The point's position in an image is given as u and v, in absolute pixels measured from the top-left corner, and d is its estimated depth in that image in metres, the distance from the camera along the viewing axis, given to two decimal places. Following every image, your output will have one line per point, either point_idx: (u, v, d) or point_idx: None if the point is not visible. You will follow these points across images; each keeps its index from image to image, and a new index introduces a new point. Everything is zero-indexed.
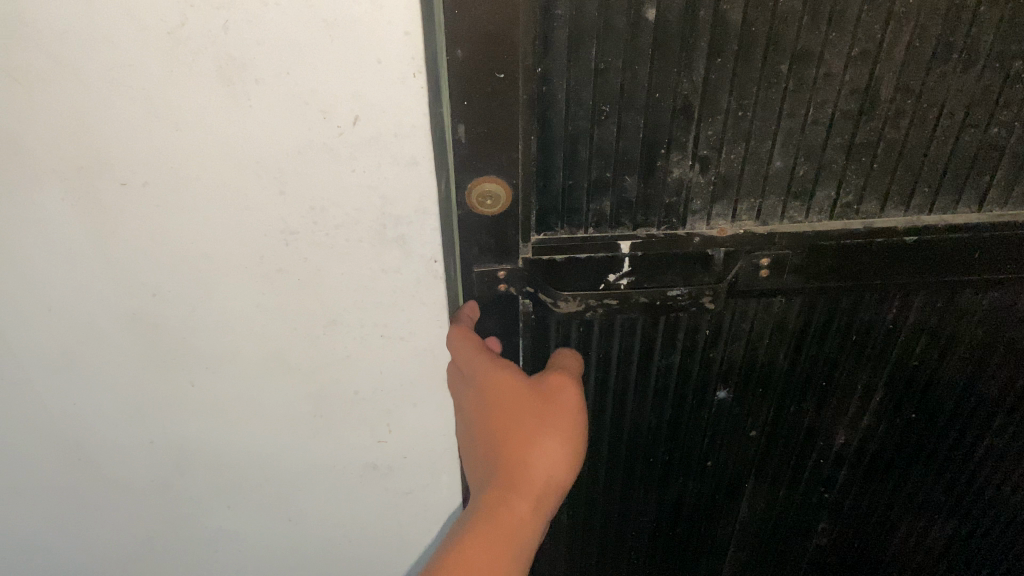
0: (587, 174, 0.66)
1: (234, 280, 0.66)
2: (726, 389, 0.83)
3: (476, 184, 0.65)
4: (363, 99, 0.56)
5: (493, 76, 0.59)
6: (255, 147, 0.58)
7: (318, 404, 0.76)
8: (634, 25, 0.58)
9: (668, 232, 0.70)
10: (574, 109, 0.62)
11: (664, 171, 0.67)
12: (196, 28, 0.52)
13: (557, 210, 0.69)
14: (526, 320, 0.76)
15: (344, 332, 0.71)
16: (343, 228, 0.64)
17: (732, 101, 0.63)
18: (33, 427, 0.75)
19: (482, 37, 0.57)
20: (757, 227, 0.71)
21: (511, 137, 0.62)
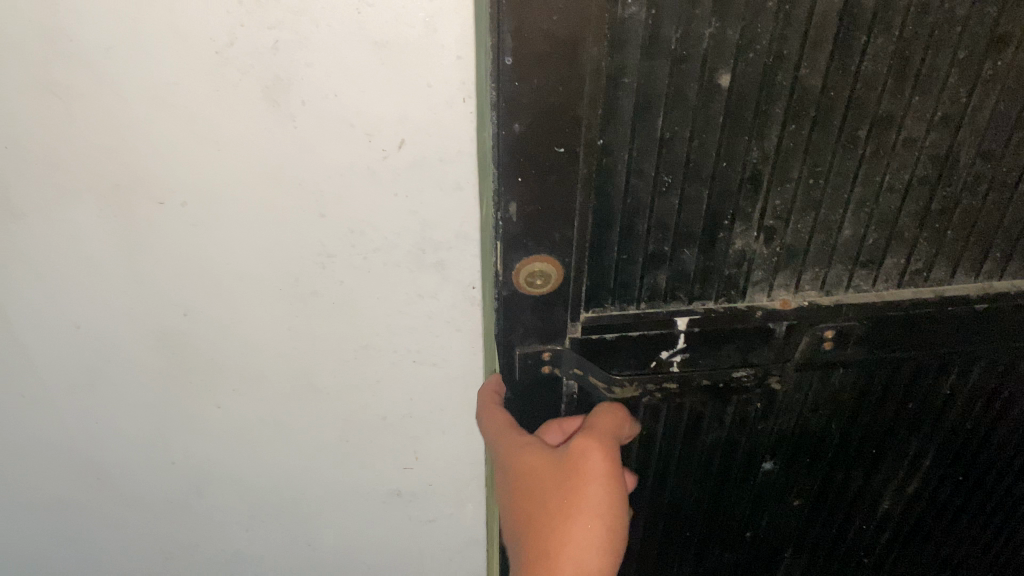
0: (643, 249, 0.58)
1: (265, 301, 0.65)
2: (772, 461, 0.78)
3: (523, 265, 0.57)
4: (409, 122, 0.56)
5: (551, 150, 0.51)
6: (297, 170, 0.58)
7: (345, 428, 0.75)
8: (707, 93, 0.51)
9: (727, 306, 0.63)
10: (635, 182, 0.55)
11: (726, 242, 0.59)
12: (243, 47, 0.52)
13: (609, 286, 0.61)
14: (568, 403, 0.67)
15: (375, 356, 0.70)
16: (380, 252, 0.63)
17: (804, 169, 0.56)
18: (54, 442, 0.74)
19: (541, 111, 0.50)
20: (823, 299, 0.64)
21: (568, 215, 0.55)
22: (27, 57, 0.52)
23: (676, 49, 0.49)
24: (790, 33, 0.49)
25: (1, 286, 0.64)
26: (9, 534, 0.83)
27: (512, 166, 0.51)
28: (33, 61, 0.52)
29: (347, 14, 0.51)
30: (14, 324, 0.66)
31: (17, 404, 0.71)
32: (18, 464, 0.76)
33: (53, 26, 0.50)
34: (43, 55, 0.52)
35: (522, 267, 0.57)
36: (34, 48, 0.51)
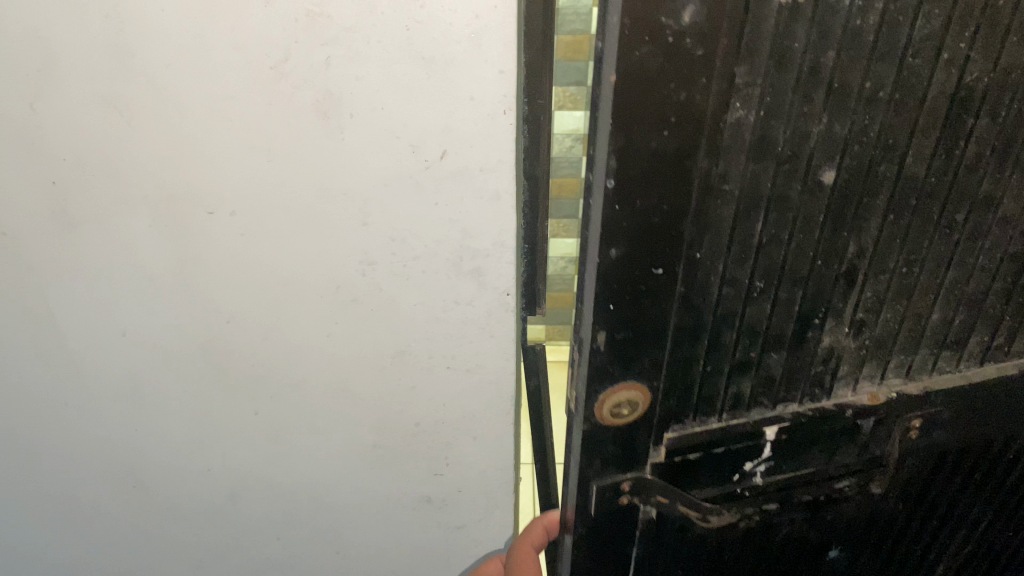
0: (731, 357, 0.51)
1: (307, 304, 0.66)
2: (837, 552, 0.69)
3: (608, 396, 0.49)
4: (453, 134, 0.57)
5: (648, 272, 0.44)
6: (343, 178, 0.60)
7: (380, 434, 0.76)
8: (810, 191, 0.44)
9: (814, 406, 0.56)
10: (727, 289, 0.47)
11: (814, 339, 0.53)
12: (297, 59, 0.54)
13: (690, 401, 0.53)
14: (642, 531, 0.59)
15: (412, 361, 0.71)
16: (420, 260, 0.64)
17: (899, 261, 0.50)
18: (92, 450, 0.75)
19: (641, 234, 0.43)
20: (910, 386, 0.58)
21: (658, 338, 0.48)
22: (90, 71, 0.54)
23: (782, 150, 0.42)
24: (898, 121, 0.43)
25: (48, 296, 0.64)
26: (42, 540, 0.83)
27: (606, 295, 0.44)
28: (94, 75, 0.54)
29: (396, 30, 0.53)
30: (60, 331, 0.66)
31: (59, 411, 0.72)
32: (56, 469, 0.77)
33: (117, 41, 0.53)
34: (105, 68, 0.54)
35: (607, 398, 0.50)
36: (97, 62, 0.54)
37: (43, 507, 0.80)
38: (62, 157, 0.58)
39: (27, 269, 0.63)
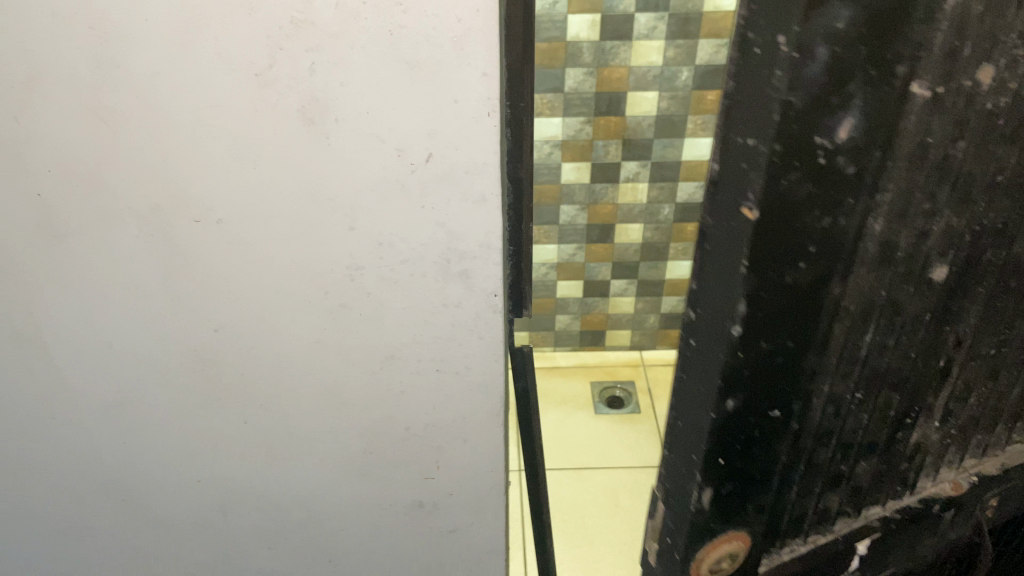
0: (824, 477, 0.52)
1: (296, 312, 0.68)
2: None
3: (705, 552, 0.50)
4: (438, 137, 0.59)
5: (760, 414, 0.44)
6: (329, 184, 0.61)
7: (370, 440, 0.78)
8: (921, 290, 0.44)
9: (901, 509, 0.57)
10: (831, 409, 0.47)
11: (906, 439, 0.53)
12: (283, 68, 0.55)
13: (783, 527, 0.53)
14: None
15: (401, 365, 0.72)
16: (408, 263, 0.66)
17: (998, 339, 0.51)
18: (84, 461, 0.78)
19: (759, 374, 0.42)
20: (987, 467, 0.59)
21: (759, 471, 0.48)
22: (78, 82, 0.56)
23: (905, 258, 0.42)
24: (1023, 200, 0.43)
25: (41, 309, 0.68)
26: (35, 552, 0.87)
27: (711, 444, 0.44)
28: (82, 85, 0.56)
29: (380, 37, 0.54)
30: (53, 344, 0.70)
31: (51, 423, 0.76)
32: (48, 482, 0.80)
33: (106, 54, 0.54)
34: (93, 79, 0.56)
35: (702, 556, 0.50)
36: (82, 74, 0.55)
37: (35, 519, 0.83)
38: (48, 169, 0.60)
39: (19, 284, 0.66)
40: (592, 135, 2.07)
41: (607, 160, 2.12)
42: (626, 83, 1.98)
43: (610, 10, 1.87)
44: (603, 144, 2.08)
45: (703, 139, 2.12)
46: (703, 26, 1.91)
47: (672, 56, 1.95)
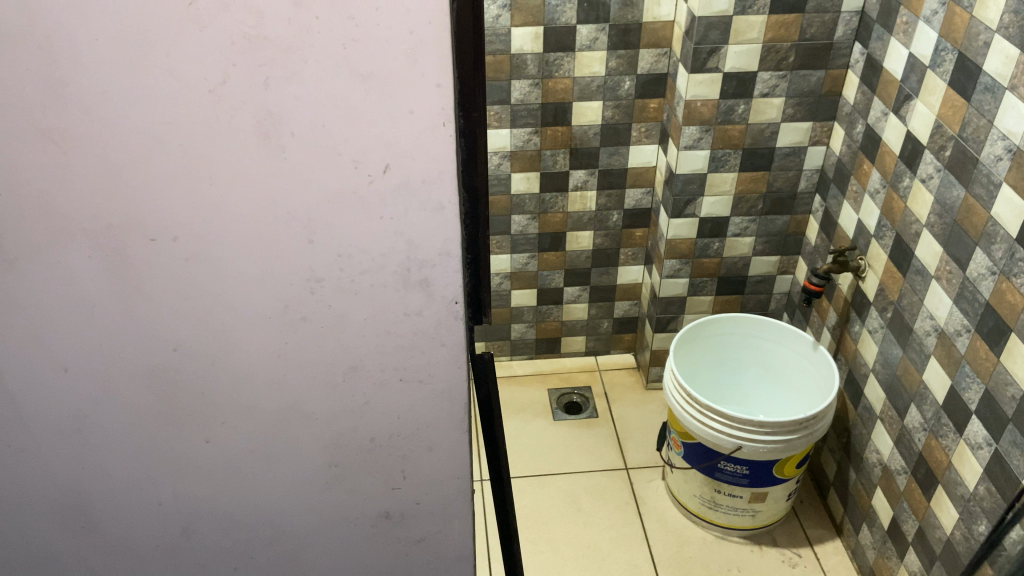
0: None
1: (257, 328, 0.68)
2: None
3: None
4: (394, 148, 0.60)
5: None
6: (285, 198, 0.62)
7: (334, 453, 0.78)
8: None
9: None
10: None
11: None
12: (236, 84, 0.56)
13: None
14: None
15: (364, 376, 0.73)
16: (368, 274, 0.66)
17: None
18: (38, 488, 0.77)
19: None
20: None
21: None
22: (28, 102, 0.56)
23: None
24: None
25: None
26: None
27: None
28: (31, 105, 0.56)
29: (333, 51, 0.56)
30: (4, 369, 0.69)
31: (5, 451, 0.74)
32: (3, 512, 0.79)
33: (56, 74, 0.55)
34: (42, 99, 0.56)
35: None
36: (31, 94, 0.56)
37: None
38: None
39: None
40: (541, 145, 2.45)
41: (556, 169, 2.50)
42: (570, 93, 2.36)
43: (553, 23, 2.23)
44: (551, 153, 2.47)
45: (647, 144, 2.48)
46: (643, 36, 2.27)
47: (615, 66, 2.32)
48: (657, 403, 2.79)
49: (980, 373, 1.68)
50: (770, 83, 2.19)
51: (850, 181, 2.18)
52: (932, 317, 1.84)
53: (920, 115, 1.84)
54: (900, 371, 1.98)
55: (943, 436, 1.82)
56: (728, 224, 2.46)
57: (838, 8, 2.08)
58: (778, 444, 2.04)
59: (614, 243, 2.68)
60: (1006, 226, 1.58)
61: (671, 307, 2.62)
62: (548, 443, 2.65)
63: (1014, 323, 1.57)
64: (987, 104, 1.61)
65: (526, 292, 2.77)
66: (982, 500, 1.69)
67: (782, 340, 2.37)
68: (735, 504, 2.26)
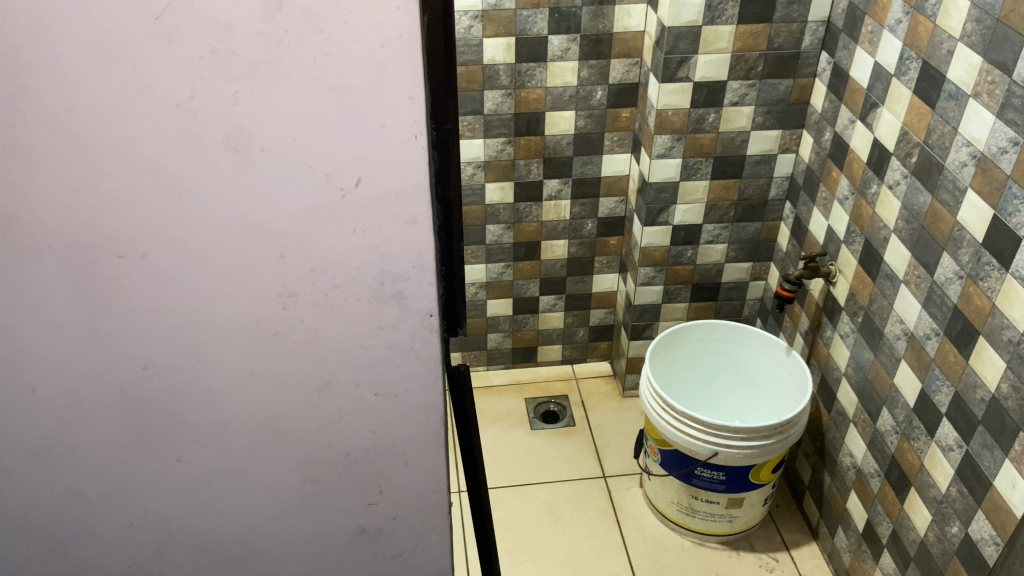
0: None
1: (229, 344, 0.67)
2: None
3: None
4: (367, 161, 0.60)
5: None
6: (256, 212, 0.61)
7: (309, 469, 0.77)
8: None
9: None
10: None
11: None
12: (205, 98, 0.56)
13: None
14: None
15: (338, 392, 0.72)
16: (342, 288, 0.66)
17: None
18: (5, 510, 0.75)
19: None
20: None
21: None
22: None
23: None
24: None
25: None
26: None
27: None
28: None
29: (304, 65, 0.55)
30: None
31: None
32: None
33: (20, 89, 0.54)
34: (6, 114, 0.55)
35: None
36: None
37: None
38: None
39: None
40: (515, 155, 2.45)
41: (529, 179, 2.51)
42: (543, 103, 2.37)
43: (525, 33, 2.24)
44: (524, 163, 2.47)
45: (620, 153, 2.50)
46: (614, 46, 2.29)
47: (586, 76, 2.34)
48: (633, 410, 2.80)
49: (949, 376, 1.71)
50: (739, 92, 2.22)
51: (819, 188, 2.21)
52: (901, 321, 1.87)
53: (886, 123, 1.87)
54: (871, 375, 2.01)
55: (914, 438, 1.84)
56: (700, 231, 2.48)
57: (805, 17, 2.11)
58: (754, 448, 2.06)
59: (588, 251, 2.69)
60: (972, 231, 1.61)
61: (646, 314, 2.64)
62: (526, 453, 2.64)
63: (982, 326, 1.60)
64: (951, 111, 1.65)
65: (501, 302, 2.77)
66: (954, 501, 1.71)
67: (755, 347, 2.40)
68: (712, 510, 2.27)
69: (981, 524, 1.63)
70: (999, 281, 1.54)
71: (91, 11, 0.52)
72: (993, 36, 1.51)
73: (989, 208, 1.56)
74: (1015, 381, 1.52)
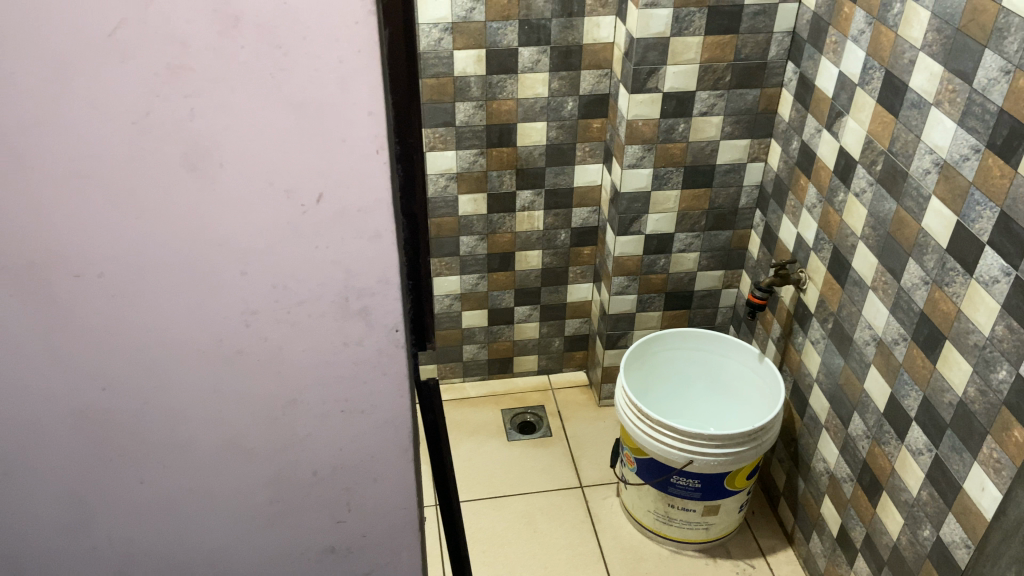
0: None
1: (191, 363, 0.67)
2: None
3: None
4: (328, 176, 0.59)
5: None
6: (215, 230, 0.60)
7: (276, 488, 0.76)
8: None
9: None
10: None
11: None
12: (162, 115, 0.55)
13: None
14: None
15: (304, 409, 0.71)
16: (305, 304, 0.65)
17: None
18: None
19: None
20: None
21: None
22: None
23: None
24: None
25: None
26: None
27: None
28: None
29: (262, 80, 0.55)
30: None
31: None
32: None
33: None
34: None
35: None
36: None
37: None
38: None
39: None
40: (487, 166, 2.46)
41: (502, 190, 2.51)
42: (514, 115, 2.38)
43: (495, 45, 2.25)
44: (497, 174, 2.48)
45: (592, 163, 2.51)
46: (583, 57, 2.30)
47: (557, 87, 2.35)
48: (610, 419, 2.80)
49: (918, 380, 1.73)
50: (708, 102, 2.24)
51: (788, 196, 2.24)
52: (870, 327, 1.89)
53: (852, 131, 1.90)
54: (842, 380, 2.03)
55: (885, 443, 1.86)
56: (673, 240, 2.49)
57: (771, 28, 2.14)
58: (729, 456, 2.07)
59: (562, 261, 2.70)
60: (936, 237, 1.64)
61: (621, 323, 2.65)
62: (503, 464, 2.63)
63: (948, 331, 1.62)
64: (914, 119, 1.67)
65: (476, 313, 2.76)
66: (926, 505, 1.73)
67: (731, 356, 2.41)
68: (689, 518, 2.28)
69: (952, 526, 1.65)
70: (964, 286, 1.57)
71: (42, 28, 0.52)
72: (953, 45, 1.54)
73: (953, 214, 1.58)
74: (981, 385, 1.54)
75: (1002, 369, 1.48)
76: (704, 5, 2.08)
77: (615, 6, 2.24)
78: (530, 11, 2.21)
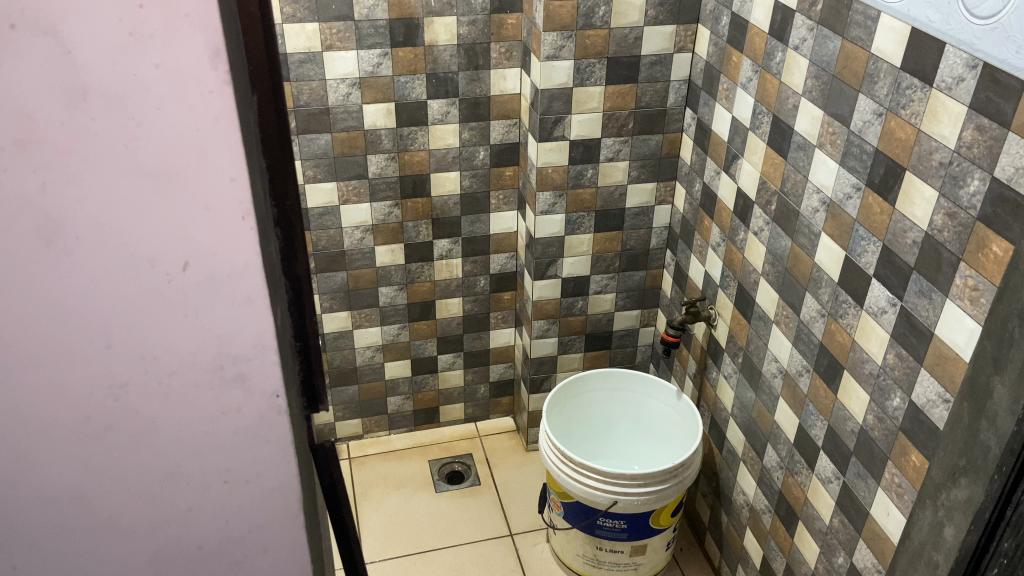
0: None
1: (55, 443, 0.58)
2: None
3: None
4: (194, 244, 0.52)
5: None
6: (73, 304, 0.53)
7: (158, 567, 0.66)
8: None
9: None
10: None
11: None
12: (7, 190, 0.48)
13: None
14: None
15: (185, 483, 0.62)
16: (177, 374, 0.57)
17: None
18: None
19: None
20: None
21: None
22: None
23: None
24: None
25: None
26: None
27: None
28: None
29: (117, 149, 0.49)
30: None
31: None
32: None
33: None
34: None
35: None
36: None
37: None
38: None
39: None
40: (402, 217, 2.47)
41: (419, 241, 2.52)
42: (427, 166, 2.40)
43: (404, 99, 2.29)
44: (413, 225, 2.49)
45: (506, 211, 2.55)
46: (491, 108, 2.36)
47: (467, 138, 2.39)
48: (539, 464, 2.79)
49: (822, 410, 1.79)
50: (613, 148, 2.31)
51: (695, 236, 2.31)
52: (776, 360, 1.95)
53: (747, 173, 1.98)
54: (755, 414, 2.08)
55: (798, 472, 1.91)
56: (589, 282, 2.53)
57: (668, 77, 2.24)
58: (650, 494, 2.08)
59: (483, 308, 2.71)
60: (828, 271, 1.71)
61: (544, 367, 2.66)
62: (431, 516, 2.60)
63: (845, 361, 1.69)
64: (801, 161, 1.76)
65: (399, 363, 2.74)
66: (838, 532, 1.78)
67: (650, 397, 2.46)
68: (618, 559, 2.28)
69: (863, 552, 1.69)
70: (856, 317, 1.64)
71: None
72: (831, 91, 1.63)
73: (841, 250, 1.66)
74: (878, 412, 1.60)
75: (896, 396, 1.55)
76: (604, 57, 2.16)
77: (519, 58, 2.30)
78: (436, 65, 2.26)
